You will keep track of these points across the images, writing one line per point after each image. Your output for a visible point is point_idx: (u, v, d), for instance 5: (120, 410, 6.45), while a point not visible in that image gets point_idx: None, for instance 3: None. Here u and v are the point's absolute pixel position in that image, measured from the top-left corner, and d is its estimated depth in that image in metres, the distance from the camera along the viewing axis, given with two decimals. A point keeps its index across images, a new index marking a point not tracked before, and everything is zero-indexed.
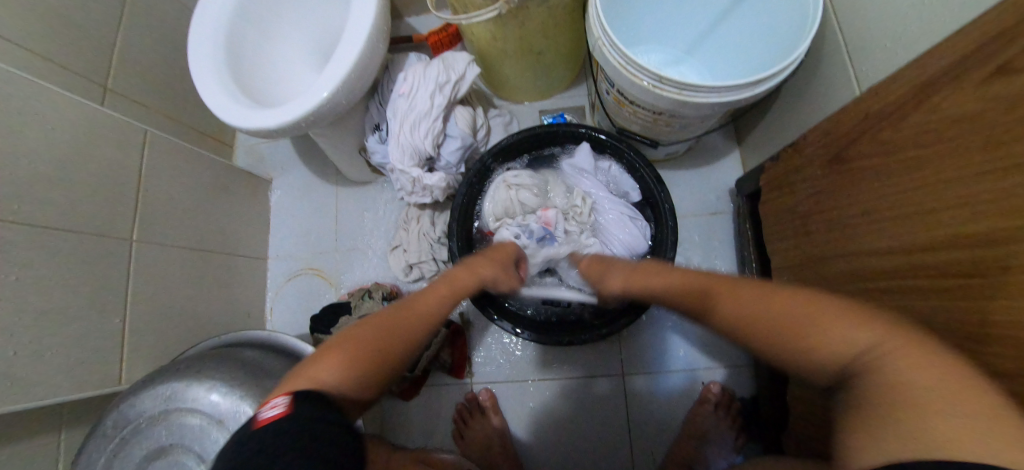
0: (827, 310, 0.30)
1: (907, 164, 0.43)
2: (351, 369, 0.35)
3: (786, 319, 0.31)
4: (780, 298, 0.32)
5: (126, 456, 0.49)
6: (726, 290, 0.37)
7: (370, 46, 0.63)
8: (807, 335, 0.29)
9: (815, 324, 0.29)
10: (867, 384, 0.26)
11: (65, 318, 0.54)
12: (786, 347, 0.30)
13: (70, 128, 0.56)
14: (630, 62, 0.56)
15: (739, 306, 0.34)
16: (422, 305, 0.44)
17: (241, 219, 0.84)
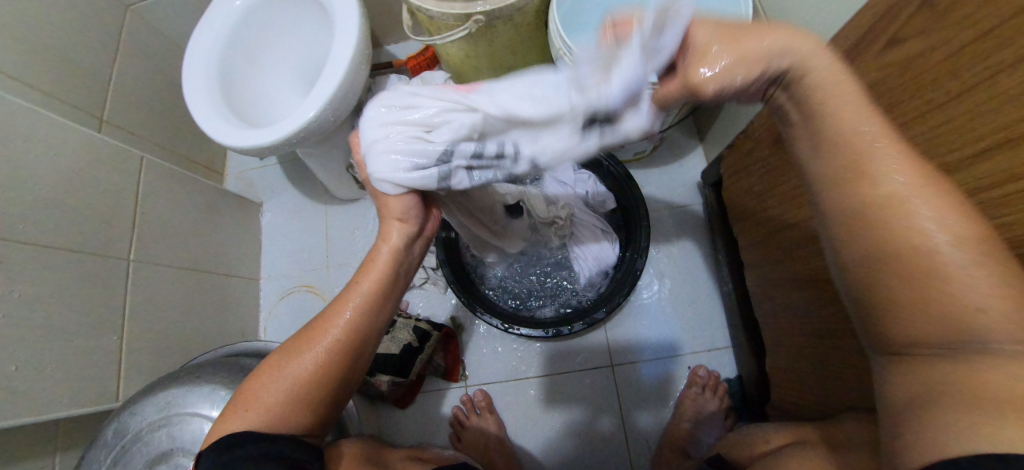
0: (1011, 288, 0.22)
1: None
2: (277, 412, 0.37)
3: (950, 275, 0.22)
4: (973, 248, 0.22)
5: (124, 464, 0.50)
6: (912, 177, 0.24)
7: (354, 65, 0.67)
8: (988, 313, 0.21)
9: (981, 304, 0.22)
10: (987, 374, 0.22)
11: (64, 334, 0.55)
12: (905, 295, 0.24)
13: (71, 155, 0.60)
14: (589, 67, 0.62)
15: (929, 239, 0.23)
16: (347, 302, 0.39)
17: (234, 240, 0.87)
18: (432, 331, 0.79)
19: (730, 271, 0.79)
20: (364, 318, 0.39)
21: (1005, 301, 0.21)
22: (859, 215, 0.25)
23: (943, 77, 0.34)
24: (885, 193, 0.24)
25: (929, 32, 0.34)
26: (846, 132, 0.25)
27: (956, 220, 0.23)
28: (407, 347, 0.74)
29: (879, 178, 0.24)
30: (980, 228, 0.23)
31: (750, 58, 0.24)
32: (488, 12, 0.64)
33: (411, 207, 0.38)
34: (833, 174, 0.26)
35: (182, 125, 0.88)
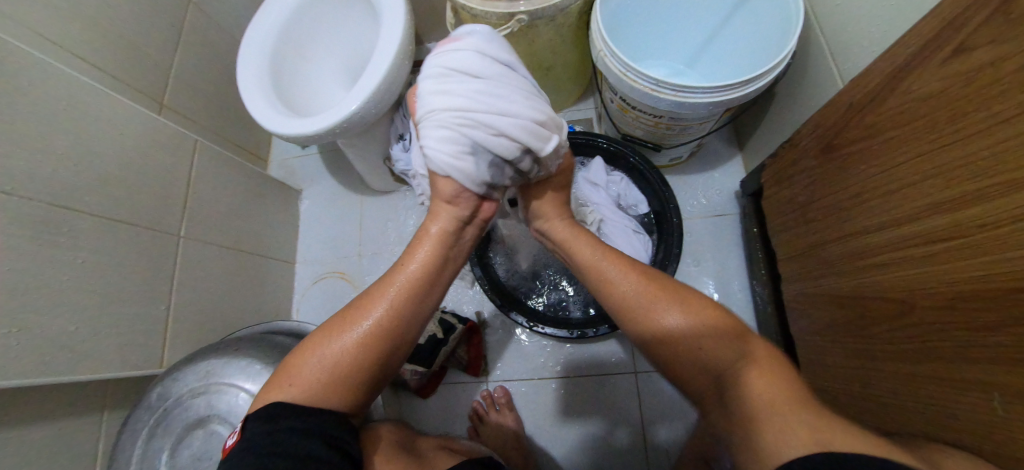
0: (714, 323, 0.35)
1: (887, 145, 0.47)
2: (320, 385, 0.37)
3: (684, 326, 0.36)
4: (685, 307, 0.37)
5: (165, 427, 0.53)
6: (638, 284, 0.40)
7: (398, 60, 0.70)
8: (716, 345, 0.35)
9: (705, 345, 0.35)
10: (743, 395, 0.32)
11: (118, 301, 0.59)
12: (676, 352, 0.36)
13: (134, 135, 0.64)
14: (630, 69, 0.62)
15: (658, 311, 0.37)
16: (396, 281, 0.42)
17: (274, 225, 0.91)
18: (457, 324, 0.79)
19: (766, 284, 0.76)
20: (411, 296, 0.41)
21: (710, 335, 0.35)
22: (625, 314, 0.40)
23: (1011, 91, 0.32)
24: (625, 292, 0.40)
25: (1002, 40, 0.32)
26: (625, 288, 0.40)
27: (678, 297, 0.38)
28: (432, 338, 0.75)
29: (636, 297, 0.39)
30: (687, 294, 0.38)
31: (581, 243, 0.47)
32: (530, 12, 0.64)
33: (461, 191, 0.43)
34: (605, 299, 0.42)
35: (233, 112, 0.93)
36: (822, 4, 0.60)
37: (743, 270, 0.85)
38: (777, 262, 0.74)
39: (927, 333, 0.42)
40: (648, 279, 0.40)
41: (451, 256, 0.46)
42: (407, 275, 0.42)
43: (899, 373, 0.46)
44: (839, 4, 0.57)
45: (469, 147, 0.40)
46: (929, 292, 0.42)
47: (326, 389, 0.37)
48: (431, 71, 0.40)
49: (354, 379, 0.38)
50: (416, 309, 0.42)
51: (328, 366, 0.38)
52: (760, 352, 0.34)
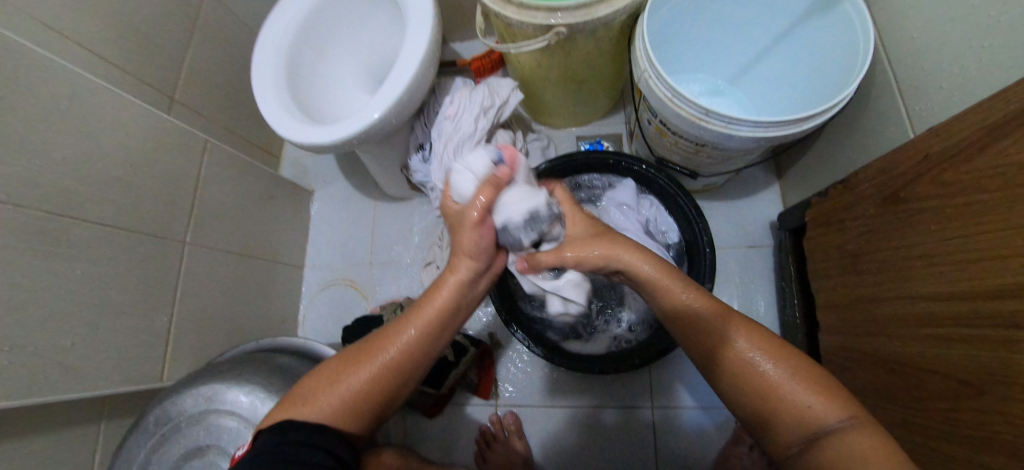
0: (809, 375, 0.33)
1: (971, 208, 0.41)
2: (334, 414, 0.37)
3: (768, 371, 0.33)
4: (773, 352, 0.34)
5: (163, 454, 0.50)
6: (730, 323, 0.37)
7: (422, 68, 0.64)
8: (805, 397, 0.31)
9: (800, 393, 0.32)
10: (852, 448, 0.29)
11: (120, 313, 0.56)
12: (758, 395, 0.33)
13: (139, 136, 0.60)
14: (677, 95, 0.56)
15: (739, 349, 0.35)
16: (413, 321, 0.41)
17: (284, 228, 0.87)
18: (470, 347, 0.76)
19: (800, 329, 0.72)
20: (426, 341, 0.41)
21: (804, 386, 0.32)
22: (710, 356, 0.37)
23: None
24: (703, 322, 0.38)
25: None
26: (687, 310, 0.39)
27: (764, 340, 0.35)
28: (442, 360, 0.72)
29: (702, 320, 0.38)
30: (782, 344, 0.35)
31: (654, 264, 0.42)
32: (569, 25, 0.59)
33: (480, 248, 0.44)
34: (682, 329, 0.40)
35: (246, 108, 0.89)
36: (895, 36, 0.54)
37: (773, 307, 0.80)
38: (815, 307, 0.69)
39: (994, 423, 0.38)
40: (736, 321, 0.37)
41: (465, 306, 0.45)
42: (428, 314, 0.42)
43: (953, 458, 0.42)
44: (916, 38, 0.51)
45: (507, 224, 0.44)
46: (997, 376, 0.38)
47: (333, 409, 0.37)
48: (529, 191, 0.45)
49: (360, 403, 0.38)
50: (429, 354, 0.42)
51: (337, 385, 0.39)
52: (851, 402, 0.31)
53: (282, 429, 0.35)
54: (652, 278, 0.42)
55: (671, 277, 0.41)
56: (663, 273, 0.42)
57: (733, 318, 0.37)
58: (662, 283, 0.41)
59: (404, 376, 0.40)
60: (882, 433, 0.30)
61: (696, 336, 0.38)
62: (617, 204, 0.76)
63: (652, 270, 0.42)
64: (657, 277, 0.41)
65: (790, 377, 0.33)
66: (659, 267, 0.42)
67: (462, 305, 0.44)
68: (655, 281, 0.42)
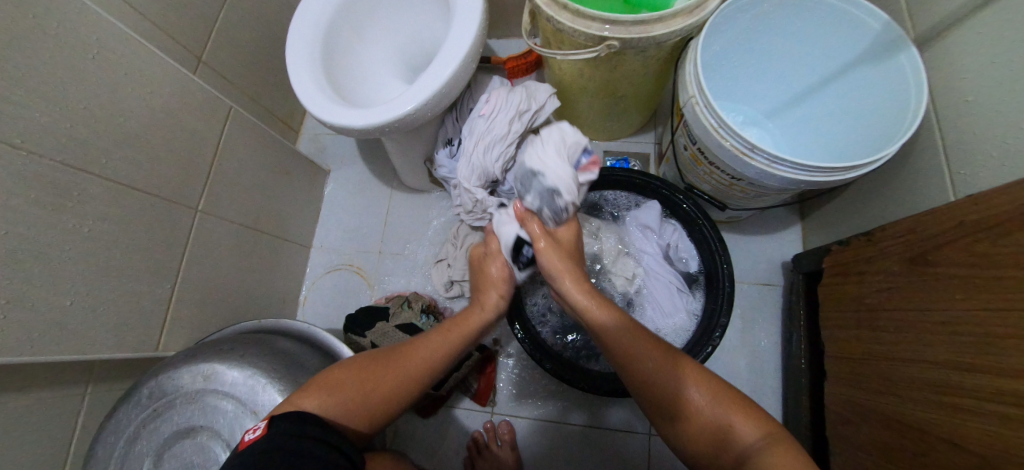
0: (729, 400, 0.38)
1: (997, 281, 0.40)
2: (336, 409, 0.41)
3: (694, 396, 0.39)
4: (699, 378, 0.40)
5: (153, 430, 0.48)
6: (662, 354, 0.41)
7: (465, 63, 0.62)
8: (726, 417, 0.37)
9: (720, 415, 0.37)
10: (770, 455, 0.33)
11: (122, 277, 0.54)
12: (685, 418, 0.39)
13: (165, 95, 0.57)
14: (724, 125, 0.55)
15: (670, 377, 0.40)
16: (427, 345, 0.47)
17: (296, 205, 0.85)
18: (474, 350, 0.75)
19: (805, 374, 0.72)
20: (433, 363, 0.47)
21: (726, 406, 0.37)
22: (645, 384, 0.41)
23: None
24: (637, 353, 0.42)
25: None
26: (625, 343, 0.43)
27: (691, 370, 0.40)
28: None
29: (635, 351, 0.42)
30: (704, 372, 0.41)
31: (598, 300, 0.47)
32: (624, 40, 0.57)
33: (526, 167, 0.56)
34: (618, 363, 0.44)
35: (273, 78, 0.86)
36: (947, 95, 0.54)
37: (779, 348, 0.80)
38: (823, 354, 0.69)
39: None
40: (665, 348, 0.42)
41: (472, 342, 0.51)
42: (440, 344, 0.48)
43: None
44: (969, 103, 0.51)
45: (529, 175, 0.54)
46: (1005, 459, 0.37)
47: (340, 404, 0.42)
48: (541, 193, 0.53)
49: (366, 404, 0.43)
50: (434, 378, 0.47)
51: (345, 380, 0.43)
52: (767, 422, 0.37)
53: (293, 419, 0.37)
54: (592, 307, 0.46)
55: (605, 307, 0.46)
56: (600, 306, 0.46)
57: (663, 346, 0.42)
58: (601, 315, 0.45)
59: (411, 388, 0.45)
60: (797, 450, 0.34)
61: (629, 366, 0.42)
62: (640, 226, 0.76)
63: (592, 304, 0.46)
64: (595, 309, 0.46)
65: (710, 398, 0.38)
66: (598, 301, 0.46)
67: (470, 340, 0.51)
68: (592, 313, 0.46)
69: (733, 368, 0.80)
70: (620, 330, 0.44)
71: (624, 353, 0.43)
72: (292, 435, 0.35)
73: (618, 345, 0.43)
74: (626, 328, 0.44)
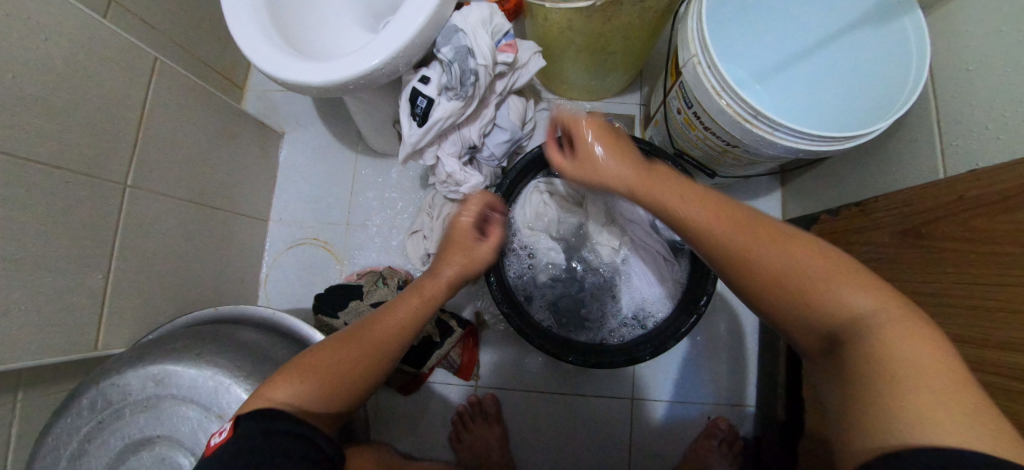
0: (909, 325, 0.25)
1: (995, 258, 0.41)
2: (302, 388, 0.36)
3: (884, 336, 0.25)
4: (881, 301, 0.27)
5: (102, 442, 0.43)
6: (900, 329, 0.25)
7: (441, 7, 0.53)
8: (893, 343, 0.25)
9: (938, 410, 0.21)
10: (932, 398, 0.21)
11: (41, 272, 0.45)
12: (887, 401, 0.23)
13: (66, 43, 0.45)
14: (727, 89, 0.51)
15: (850, 299, 0.28)
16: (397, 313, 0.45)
17: (247, 175, 0.75)
18: (456, 326, 0.72)
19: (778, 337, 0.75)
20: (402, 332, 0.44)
21: (894, 324, 0.26)
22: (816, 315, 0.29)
23: None
24: (807, 269, 0.30)
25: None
26: (807, 265, 0.30)
27: (881, 292, 0.28)
28: (425, 339, 0.69)
29: (811, 272, 0.30)
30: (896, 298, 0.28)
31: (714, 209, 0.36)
32: None
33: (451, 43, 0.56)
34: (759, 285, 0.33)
35: (206, 21, 0.72)
36: (950, 61, 0.52)
37: None
38: None
39: None
40: (918, 325, 0.25)
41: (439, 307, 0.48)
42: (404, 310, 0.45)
43: None
44: (971, 70, 0.49)
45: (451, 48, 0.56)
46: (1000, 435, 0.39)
47: (309, 384, 0.36)
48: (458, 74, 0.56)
49: (335, 386, 0.38)
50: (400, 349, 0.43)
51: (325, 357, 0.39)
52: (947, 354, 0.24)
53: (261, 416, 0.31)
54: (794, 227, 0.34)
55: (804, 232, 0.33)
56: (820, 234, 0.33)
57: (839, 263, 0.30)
58: (789, 233, 0.33)
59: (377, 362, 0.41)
60: (967, 398, 0.21)
61: (804, 292, 0.30)
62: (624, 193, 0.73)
63: (789, 223, 0.34)
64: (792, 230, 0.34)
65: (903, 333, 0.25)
66: (780, 225, 0.34)
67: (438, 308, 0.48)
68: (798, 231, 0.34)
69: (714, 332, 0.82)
70: (815, 253, 0.31)
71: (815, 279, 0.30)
72: (258, 433, 0.29)
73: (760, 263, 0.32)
74: (821, 258, 0.30)
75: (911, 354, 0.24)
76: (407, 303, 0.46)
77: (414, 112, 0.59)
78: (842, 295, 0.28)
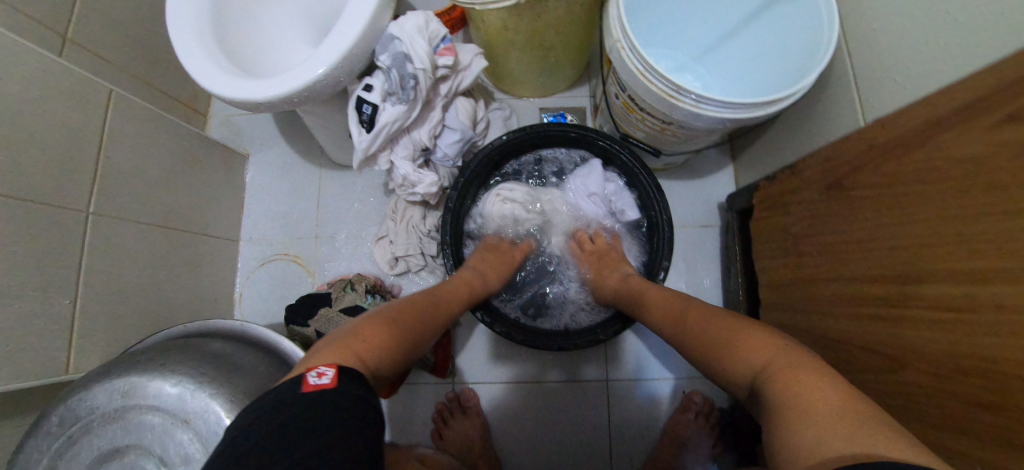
0: (792, 363, 0.33)
1: (920, 207, 0.42)
2: (370, 349, 0.36)
3: (778, 377, 0.33)
4: (768, 351, 0.36)
5: (70, 458, 0.44)
6: (786, 375, 0.32)
7: (376, 18, 0.57)
8: (780, 379, 0.32)
9: (823, 428, 0.27)
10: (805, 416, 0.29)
11: (6, 299, 0.47)
12: (785, 435, 0.29)
13: (19, 80, 0.48)
14: (650, 69, 0.54)
15: (749, 358, 0.37)
16: (429, 308, 0.48)
17: (214, 198, 0.78)
18: None
19: (742, 304, 0.77)
20: (430, 326, 0.46)
21: (779, 366, 0.34)
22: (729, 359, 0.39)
23: None
24: (722, 335, 0.41)
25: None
26: (723, 328, 0.41)
27: (764, 342, 0.37)
28: None
29: (728, 335, 0.40)
30: (784, 345, 0.36)
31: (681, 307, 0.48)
32: None
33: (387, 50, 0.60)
34: (707, 359, 0.42)
35: (164, 55, 0.76)
36: (856, 24, 0.55)
37: (719, 285, 0.85)
38: (756, 285, 0.75)
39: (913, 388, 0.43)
40: (805, 366, 0.32)
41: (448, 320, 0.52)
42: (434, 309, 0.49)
43: None
44: (875, 30, 0.52)
45: (388, 56, 0.60)
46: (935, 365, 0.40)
47: (376, 348, 0.37)
48: (395, 80, 0.60)
49: (388, 355, 0.38)
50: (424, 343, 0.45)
51: (382, 326, 0.40)
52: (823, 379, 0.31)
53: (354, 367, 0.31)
54: (693, 310, 0.47)
55: (704, 308, 0.46)
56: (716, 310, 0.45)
57: (737, 328, 0.40)
58: (700, 313, 0.46)
59: (413, 344, 0.42)
60: (844, 417, 0.27)
61: (721, 343, 0.40)
62: (576, 186, 0.77)
63: (700, 308, 0.46)
64: (700, 308, 0.46)
65: (797, 370, 0.32)
66: (701, 310, 0.46)
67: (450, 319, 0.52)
68: (703, 308, 0.46)
69: None
70: (719, 320, 0.43)
71: (721, 336, 0.41)
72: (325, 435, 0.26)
73: (704, 342, 0.42)
74: (725, 323, 0.42)
75: (801, 388, 0.31)
76: (433, 303, 0.50)
77: (361, 119, 0.62)
78: (750, 355, 0.37)
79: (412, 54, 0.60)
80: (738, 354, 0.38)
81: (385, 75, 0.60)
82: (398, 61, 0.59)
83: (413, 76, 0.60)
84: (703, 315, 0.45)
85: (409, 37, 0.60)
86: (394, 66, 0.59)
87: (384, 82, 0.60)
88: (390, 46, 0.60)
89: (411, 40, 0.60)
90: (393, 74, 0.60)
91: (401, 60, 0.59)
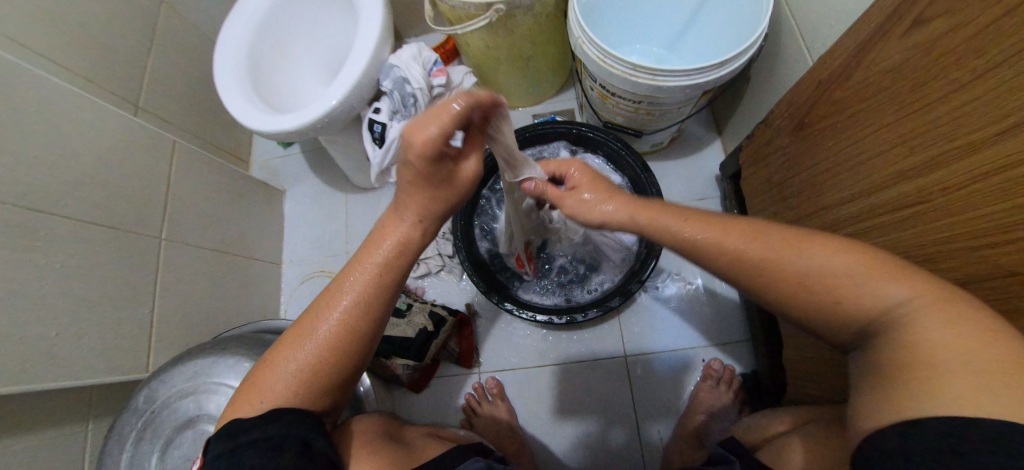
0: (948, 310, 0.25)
1: (875, 115, 0.45)
2: (265, 400, 0.35)
3: (924, 326, 0.25)
4: (904, 292, 0.27)
5: (155, 430, 0.52)
6: (937, 315, 0.25)
7: (376, 52, 0.69)
8: (928, 329, 0.25)
9: (984, 384, 0.22)
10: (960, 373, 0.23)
11: (99, 307, 0.58)
12: (911, 385, 0.24)
13: (106, 137, 0.62)
14: (608, 54, 0.62)
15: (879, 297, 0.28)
16: (338, 304, 0.37)
17: (259, 228, 0.90)
18: (448, 316, 0.80)
19: None
20: (351, 326, 0.37)
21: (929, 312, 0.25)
22: (835, 307, 0.30)
23: (968, 56, 0.33)
24: (832, 271, 0.30)
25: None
26: (828, 259, 0.30)
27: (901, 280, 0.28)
28: (422, 330, 0.77)
29: (836, 272, 0.30)
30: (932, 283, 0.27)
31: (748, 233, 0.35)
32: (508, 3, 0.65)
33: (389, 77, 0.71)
34: (787, 296, 0.32)
35: (213, 115, 0.92)
36: None
37: None
38: None
39: None
40: (955, 307, 0.25)
41: (384, 293, 0.38)
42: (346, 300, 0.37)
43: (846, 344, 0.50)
44: None
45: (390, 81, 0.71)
46: (935, 261, 0.40)
47: (275, 396, 0.35)
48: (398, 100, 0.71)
49: (294, 394, 0.35)
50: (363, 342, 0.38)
51: (281, 365, 0.36)
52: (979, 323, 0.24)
53: (235, 430, 0.32)
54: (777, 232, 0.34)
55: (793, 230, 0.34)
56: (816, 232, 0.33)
57: (864, 266, 0.29)
58: (786, 237, 0.33)
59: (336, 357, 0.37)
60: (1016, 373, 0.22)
61: (828, 284, 0.30)
62: None
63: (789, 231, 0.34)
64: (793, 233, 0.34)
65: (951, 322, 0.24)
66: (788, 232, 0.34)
67: (385, 294, 0.38)
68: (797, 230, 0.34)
69: (689, 284, 0.86)
70: (825, 252, 0.31)
71: (829, 272, 0.30)
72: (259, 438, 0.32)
73: (788, 279, 0.32)
74: (839, 255, 0.30)
75: (952, 338, 0.24)
76: (350, 285, 0.38)
77: (373, 137, 0.73)
78: (876, 298, 0.28)
79: (410, 78, 0.71)
80: (846, 298, 0.29)
81: (389, 97, 0.71)
82: (399, 84, 0.70)
83: (412, 95, 0.71)
84: (791, 239, 0.33)
85: (406, 64, 0.72)
86: (396, 88, 0.70)
87: (389, 104, 0.72)
88: (391, 73, 0.71)
89: (408, 66, 0.72)
90: (395, 95, 0.71)
91: (400, 83, 0.70)
